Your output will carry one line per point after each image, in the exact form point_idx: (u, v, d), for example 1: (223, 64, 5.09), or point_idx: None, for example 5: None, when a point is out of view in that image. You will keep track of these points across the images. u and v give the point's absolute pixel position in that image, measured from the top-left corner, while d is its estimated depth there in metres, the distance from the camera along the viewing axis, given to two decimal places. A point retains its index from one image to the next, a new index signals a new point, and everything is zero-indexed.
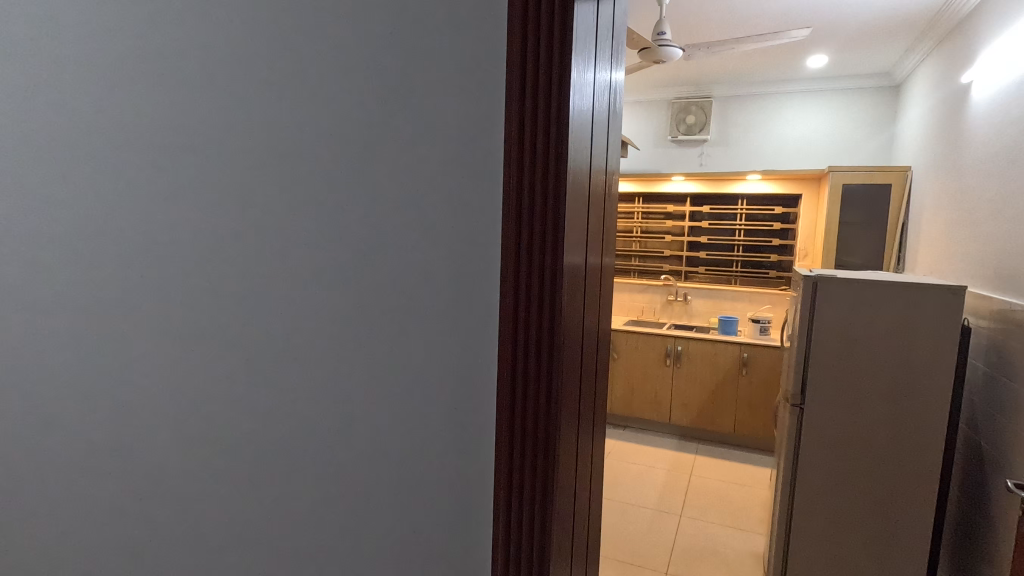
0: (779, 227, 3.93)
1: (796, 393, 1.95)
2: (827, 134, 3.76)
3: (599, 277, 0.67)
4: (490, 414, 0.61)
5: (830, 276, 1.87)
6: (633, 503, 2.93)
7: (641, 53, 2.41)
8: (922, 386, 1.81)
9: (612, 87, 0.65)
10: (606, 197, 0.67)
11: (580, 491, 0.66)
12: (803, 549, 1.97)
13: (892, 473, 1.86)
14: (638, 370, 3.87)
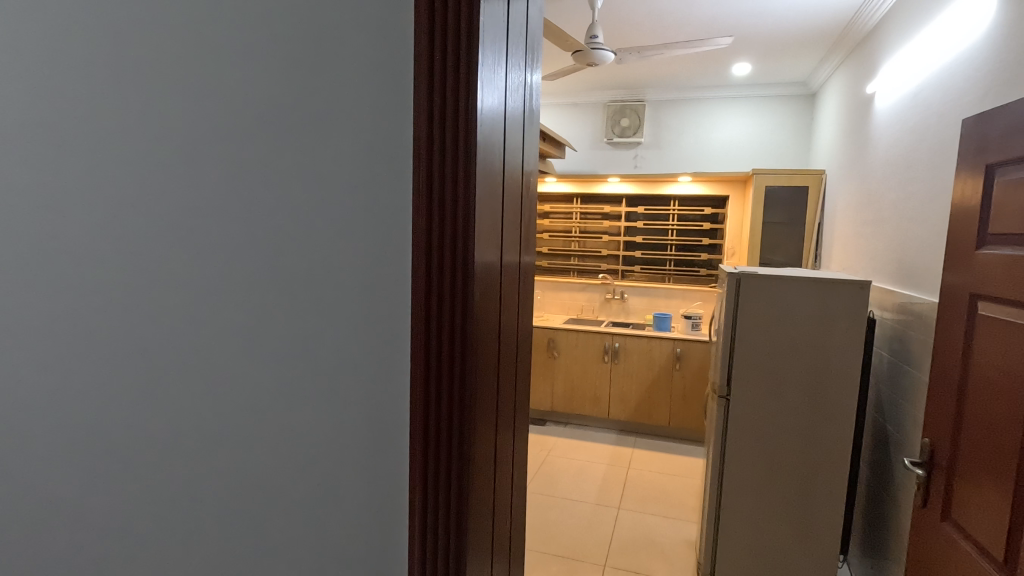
0: (709, 227, 4.09)
1: (722, 384, 2.04)
2: (751, 138, 3.96)
3: (517, 279, 0.66)
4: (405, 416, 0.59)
5: (752, 273, 1.97)
6: (572, 498, 2.97)
7: (575, 56, 2.45)
8: (833, 376, 1.93)
9: (527, 87, 0.65)
10: (523, 195, 0.67)
11: (501, 492, 0.65)
12: (730, 531, 2.07)
13: (808, 456, 1.98)
14: (579, 368, 3.94)
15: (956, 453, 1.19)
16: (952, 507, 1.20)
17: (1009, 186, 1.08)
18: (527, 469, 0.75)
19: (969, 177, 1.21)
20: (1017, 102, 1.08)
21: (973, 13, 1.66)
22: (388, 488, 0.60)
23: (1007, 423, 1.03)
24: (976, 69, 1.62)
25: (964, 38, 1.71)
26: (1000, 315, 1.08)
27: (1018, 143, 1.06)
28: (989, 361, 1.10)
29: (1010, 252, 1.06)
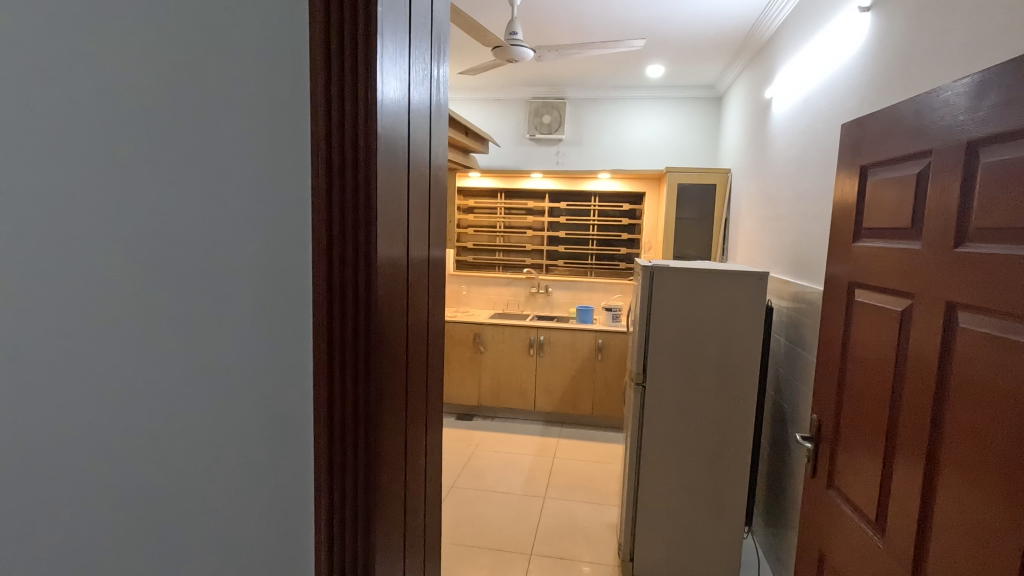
0: (628, 223, 4.25)
1: (639, 372, 2.15)
2: (665, 137, 4.15)
3: (426, 274, 0.66)
4: (308, 414, 0.57)
5: (664, 266, 2.08)
6: (500, 490, 3.00)
7: (495, 51, 2.45)
8: (737, 361, 2.07)
9: (433, 80, 0.64)
10: (432, 189, 0.66)
11: (413, 485, 0.65)
12: (648, 512, 2.18)
13: (716, 436, 2.11)
14: (505, 362, 3.98)
15: (838, 428, 1.32)
16: (836, 475, 1.33)
17: (880, 185, 1.20)
18: (440, 464, 0.75)
19: (848, 177, 1.34)
20: (886, 110, 1.20)
21: (853, 29, 1.83)
22: (292, 490, 0.58)
23: (879, 398, 1.15)
24: (855, 79, 1.79)
25: (846, 50, 1.87)
26: (873, 302, 1.20)
27: (887, 147, 1.18)
28: (865, 343, 1.22)
29: (881, 244, 1.18)
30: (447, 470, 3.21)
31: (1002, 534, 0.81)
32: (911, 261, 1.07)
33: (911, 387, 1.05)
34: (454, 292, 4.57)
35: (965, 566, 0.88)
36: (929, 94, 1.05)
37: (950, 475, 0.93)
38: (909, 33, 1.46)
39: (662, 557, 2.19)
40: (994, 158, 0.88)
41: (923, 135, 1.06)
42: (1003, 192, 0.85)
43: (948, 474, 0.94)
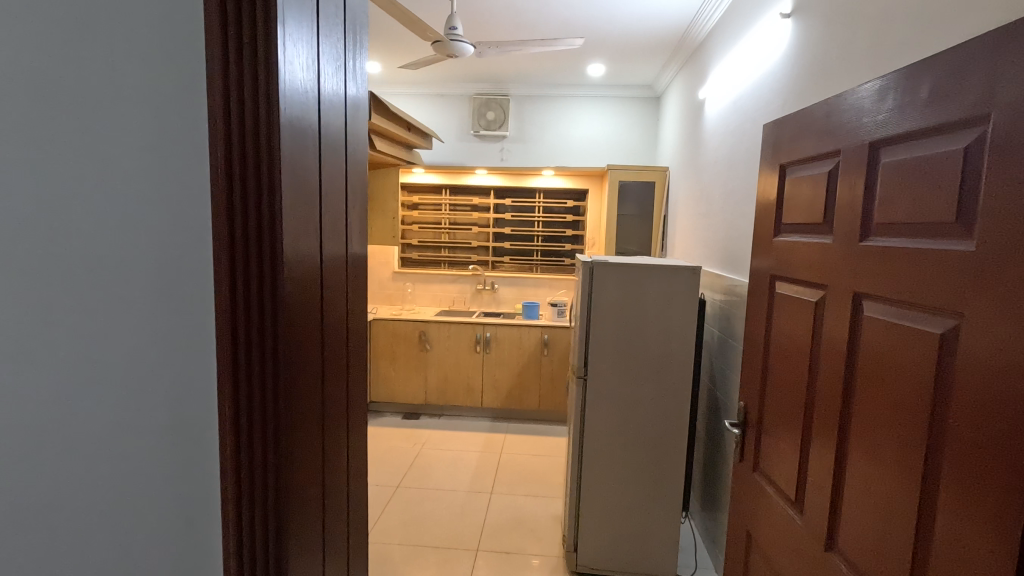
0: (572, 219, 4.32)
1: (579, 366, 2.20)
2: (606, 135, 4.24)
3: (344, 271, 0.64)
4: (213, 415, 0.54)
5: (603, 261, 2.13)
6: (446, 488, 2.99)
7: (434, 45, 2.42)
8: (674, 353, 2.15)
9: (348, 69, 0.62)
10: (351, 183, 0.65)
11: (331, 485, 0.64)
12: (590, 502, 2.22)
13: (654, 426, 2.18)
14: (451, 359, 3.96)
15: (762, 414, 1.39)
16: (760, 459, 1.40)
17: (797, 183, 1.26)
18: (363, 463, 0.74)
19: (769, 176, 1.41)
20: (801, 112, 1.28)
21: (776, 34, 1.92)
22: (194, 498, 0.55)
23: (796, 384, 1.22)
24: (778, 82, 1.88)
25: (771, 54, 1.97)
26: (792, 293, 1.27)
27: (803, 146, 1.24)
28: (784, 333, 1.30)
29: (798, 239, 1.25)
30: (393, 470, 3.17)
31: (902, 507, 0.88)
32: (823, 253, 1.13)
33: (824, 373, 1.12)
34: (398, 290, 4.48)
35: (871, 538, 0.95)
36: (838, 98, 1.12)
37: (858, 453, 1.00)
38: (823, 41, 1.55)
39: (604, 545, 2.23)
40: (894, 157, 0.94)
41: (834, 135, 1.12)
42: (901, 187, 0.92)
43: (855, 454, 1.01)
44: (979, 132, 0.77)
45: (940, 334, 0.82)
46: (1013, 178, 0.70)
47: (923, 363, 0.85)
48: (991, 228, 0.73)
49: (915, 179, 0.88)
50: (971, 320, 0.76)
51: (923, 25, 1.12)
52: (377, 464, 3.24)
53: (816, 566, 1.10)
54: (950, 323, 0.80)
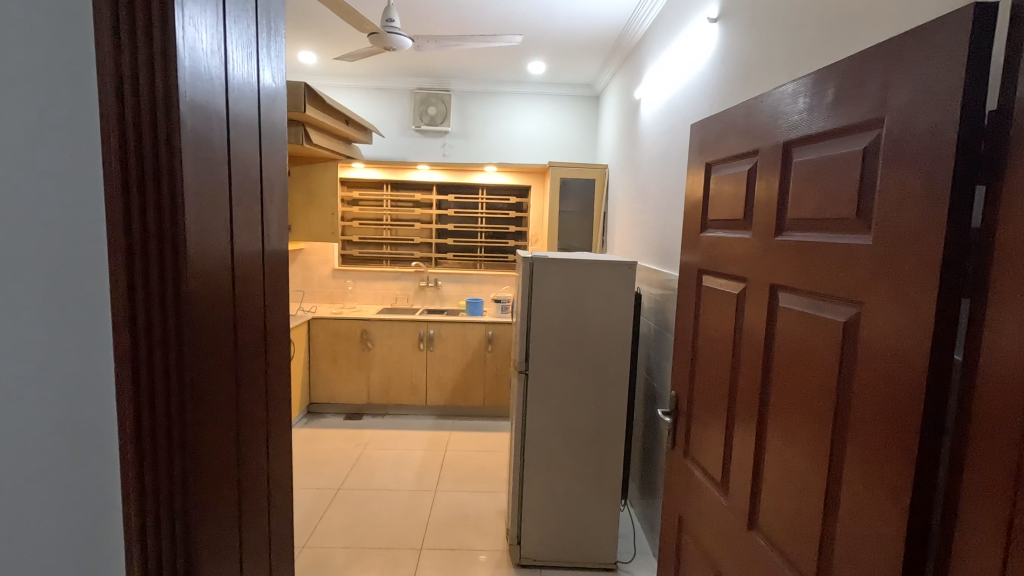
0: (515, 215, 4.35)
1: (521, 361, 2.21)
2: (547, 133, 4.30)
3: (260, 267, 0.62)
4: (111, 424, 0.51)
5: (542, 257, 2.15)
6: (390, 488, 2.94)
7: (370, 37, 2.36)
8: (612, 346, 2.21)
9: (260, 59, 0.61)
10: (267, 177, 0.63)
11: (248, 487, 0.62)
12: (532, 495, 2.25)
13: (594, 418, 2.23)
14: (394, 358, 3.90)
15: (691, 402, 1.45)
16: (690, 445, 1.46)
17: (721, 180, 1.32)
18: (282, 467, 0.71)
19: (696, 174, 1.47)
20: (724, 113, 1.34)
21: (704, 38, 2.01)
22: (86, 514, 0.51)
23: (720, 373, 1.29)
24: (706, 85, 1.96)
25: (699, 57, 2.05)
26: (717, 286, 1.33)
27: (726, 145, 1.31)
28: (710, 325, 1.36)
29: (722, 234, 1.31)
30: (334, 473, 3.09)
31: (812, 485, 0.94)
32: (744, 248, 1.19)
33: (745, 361, 1.18)
34: (339, 288, 4.36)
35: (786, 515, 1.01)
36: (756, 100, 1.18)
37: (774, 436, 1.06)
38: (745, 47, 1.63)
39: (547, 536, 2.27)
40: (804, 156, 1.00)
41: (753, 136, 1.18)
42: (809, 185, 0.98)
43: (772, 437, 1.07)
44: (875, 134, 0.83)
45: (843, 321, 0.88)
46: (903, 177, 0.76)
47: (829, 350, 0.91)
48: (884, 223, 0.79)
49: (821, 177, 0.94)
50: (868, 309, 0.82)
51: (831, 36, 1.20)
52: (317, 467, 3.15)
53: (739, 544, 1.17)
54: (851, 312, 0.87)
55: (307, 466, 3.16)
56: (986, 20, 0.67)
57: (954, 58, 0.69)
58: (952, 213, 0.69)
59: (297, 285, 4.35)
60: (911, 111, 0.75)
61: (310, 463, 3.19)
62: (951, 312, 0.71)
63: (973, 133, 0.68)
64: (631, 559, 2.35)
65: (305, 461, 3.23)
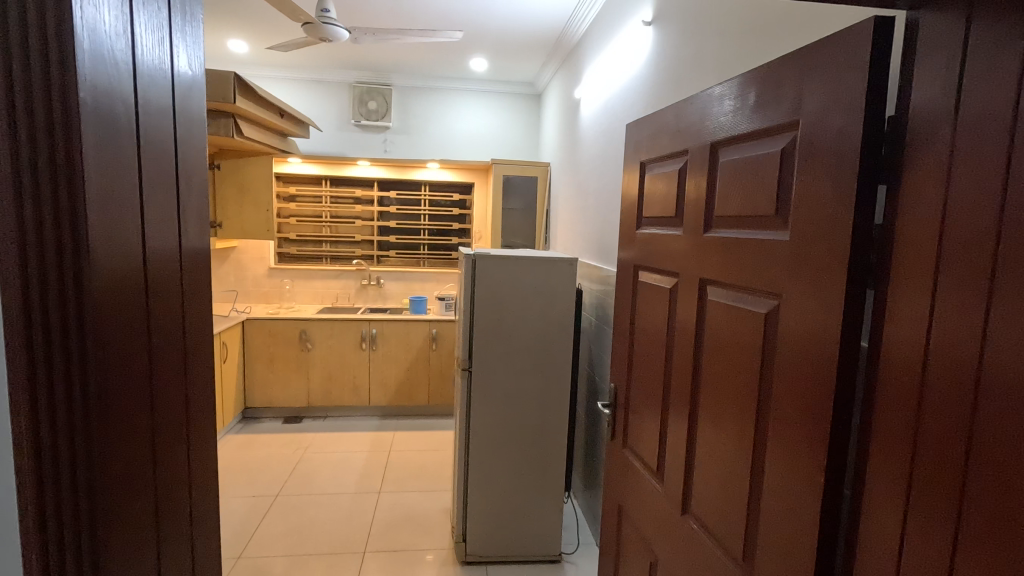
0: (458, 213, 4.32)
1: (464, 358, 2.21)
2: (490, 131, 4.31)
3: (178, 265, 0.59)
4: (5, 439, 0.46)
5: (484, 254, 2.15)
6: (332, 492, 2.86)
7: (304, 27, 2.28)
8: (555, 341, 2.24)
9: (174, 45, 0.57)
10: (185, 170, 0.60)
11: (166, 497, 0.58)
12: (477, 492, 2.25)
13: (537, 412, 2.26)
14: (335, 358, 3.80)
15: (628, 393, 1.49)
16: (628, 436, 1.50)
17: (655, 179, 1.37)
18: (205, 475, 0.68)
19: (632, 173, 1.51)
20: (656, 114, 1.38)
21: (639, 41, 2.07)
22: None
23: (655, 365, 1.33)
24: (641, 86, 2.02)
25: (634, 60, 2.12)
26: (652, 281, 1.38)
27: (659, 145, 1.35)
28: (645, 318, 1.40)
29: (656, 231, 1.36)
30: (272, 479, 2.98)
31: (739, 469, 0.99)
32: (676, 244, 1.24)
33: (679, 353, 1.22)
34: (276, 287, 4.18)
35: (715, 499, 1.06)
36: (686, 102, 1.23)
37: (704, 424, 1.11)
38: (677, 50, 1.69)
39: (491, 533, 2.28)
40: (729, 156, 1.05)
41: (683, 136, 1.23)
42: (734, 184, 1.02)
43: (703, 425, 1.12)
44: (791, 136, 0.89)
45: (764, 313, 0.93)
46: (815, 177, 0.82)
47: (753, 340, 0.96)
48: (799, 220, 0.85)
49: (745, 177, 0.99)
50: (786, 301, 0.88)
51: (753, 43, 1.27)
52: (253, 473, 3.03)
53: (673, 528, 1.22)
54: (771, 304, 0.92)
55: (242, 473, 3.02)
56: (885, 32, 0.73)
57: (859, 66, 0.74)
58: (858, 209, 0.74)
59: (230, 285, 4.15)
60: (823, 116, 0.80)
61: (245, 471, 3.05)
62: (858, 302, 0.76)
63: (874, 136, 0.73)
64: (574, 550, 2.41)
65: (240, 467, 3.09)
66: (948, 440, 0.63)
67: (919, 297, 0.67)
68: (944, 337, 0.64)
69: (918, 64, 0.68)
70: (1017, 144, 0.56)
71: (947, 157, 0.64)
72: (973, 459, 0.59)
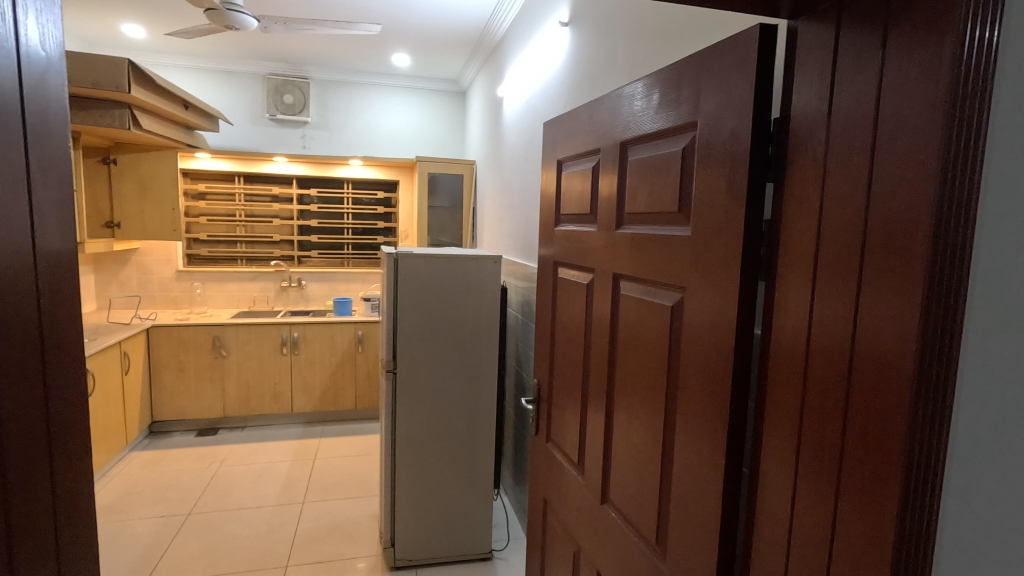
0: (383, 211, 4.22)
1: (388, 360, 2.15)
2: (414, 128, 4.24)
3: (31, 271, 0.53)
4: None
5: (406, 252, 2.11)
6: (251, 506, 2.71)
7: (207, 13, 2.14)
8: (481, 338, 2.23)
9: (20, 20, 0.51)
10: (39, 161, 0.54)
11: (20, 531, 0.52)
12: (405, 496, 2.21)
13: (464, 411, 2.25)
14: (253, 364, 3.60)
15: (551, 389, 1.52)
16: (552, 431, 1.52)
17: (571, 176, 1.39)
18: (75, 504, 0.61)
19: (549, 171, 1.53)
20: (571, 113, 1.41)
21: (556, 42, 2.10)
22: None
23: (575, 360, 1.36)
24: (560, 86, 2.06)
25: (553, 59, 2.15)
26: (570, 277, 1.40)
27: (574, 143, 1.37)
28: (565, 314, 1.42)
29: (573, 228, 1.38)
30: (183, 497, 2.78)
31: (651, 457, 1.03)
32: (592, 240, 1.26)
33: (596, 347, 1.25)
34: (185, 292, 3.90)
35: (632, 487, 1.10)
36: (598, 102, 1.26)
37: (620, 415, 1.14)
38: (592, 52, 1.74)
39: (421, 536, 2.25)
40: (637, 155, 1.09)
41: (595, 135, 1.26)
42: (642, 182, 1.06)
43: (618, 416, 1.15)
44: (691, 136, 0.93)
45: (670, 306, 0.97)
46: (711, 176, 0.86)
47: (661, 332, 1.00)
48: (699, 216, 0.89)
49: (651, 175, 1.03)
50: (689, 295, 0.92)
51: (659, 48, 1.32)
52: (162, 492, 2.81)
53: (594, 517, 1.25)
54: (676, 297, 0.96)
55: (150, 493, 2.80)
56: (770, 39, 0.77)
57: (747, 70, 0.78)
58: (749, 205, 0.79)
59: (131, 290, 3.82)
60: (717, 118, 0.85)
61: (154, 490, 2.83)
62: (751, 291, 0.81)
63: (761, 137, 0.78)
64: (504, 546, 2.42)
65: (147, 487, 2.86)
66: (828, 419, 0.68)
67: (802, 288, 0.72)
68: (823, 321, 0.69)
69: (798, 68, 0.73)
70: (878, 143, 0.61)
71: (822, 156, 0.69)
72: (848, 436, 0.65)
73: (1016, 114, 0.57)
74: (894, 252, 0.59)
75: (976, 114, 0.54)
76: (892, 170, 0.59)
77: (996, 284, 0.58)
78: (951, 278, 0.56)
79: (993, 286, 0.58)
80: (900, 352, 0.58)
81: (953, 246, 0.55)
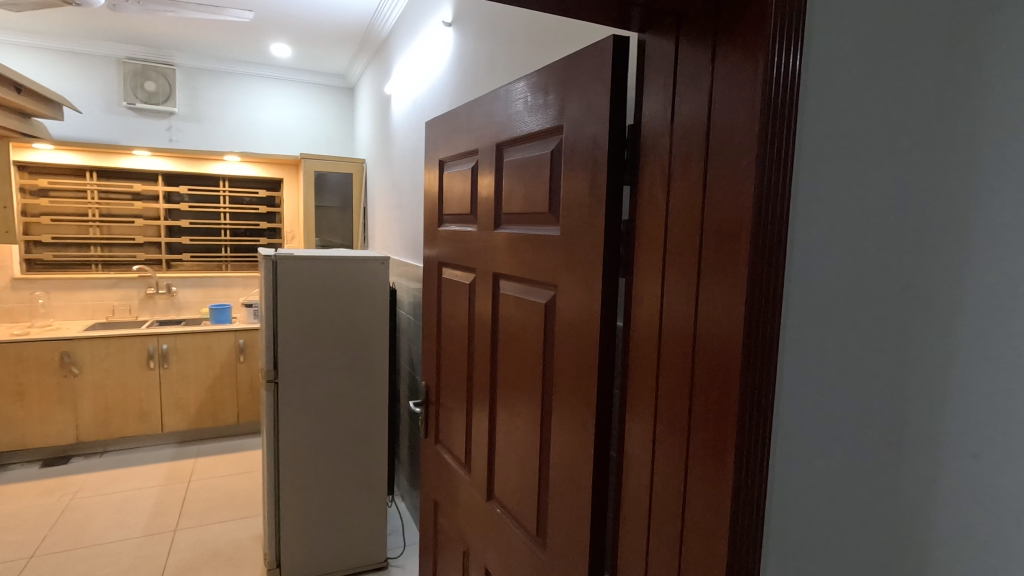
0: (265, 211, 3.96)
1: (269, 369, 2.03)
2: (298, 123, 4.02)
3: None
4: None
5: (287, 254, 2.00)
6: (112, 540, 2.42)
7: None
8: (371, 342, 2.17)
9: None
10: None
11: None
12: (292, 511, 2.09)
13: (355, 418, 2.17)
14: (113, 382, 3.22)
15: (439, 390, 1.51)
16: (441, 434, 1.51)
17: (452, 176, 1.39)
18: None
19: (432, 171, 1.52)
20: (451, 113, 1.41)
21: (440, 42, 2.09)
22: None
23: (460, 359, 1.36)
24: (444, 85, 2.06)
25: (437, 59, 2.13)
26: (454, 276, 1.40)
27: (454, 143, 1.37)
28: (450, 313, 1.42)
29: (456, 228, 1.38)
30: (25, 537, 2.42)
31: (531, 451, 1.05)
32: (473, 241, 1.27)
33: (479, 346, 1.26)
34: (25, 302, 3.39)
35: (514, 481, 1.12)
36: (477, 103, 1.27)
37: (502, 410, 1.16)
38: (474, 55, 1.75)
39: (312, 552, 2.14)
40: (513, 157, 1.11)
41: (474, 136, 1.27)
42: (516, 184, 1.08)
43: (501, 411, 1.17)
44: (557, 140, 0.97)
45: (543, 303, 1.00)
46: (576, 178, 0.90)
47: (536, 328, 1.03)
48: (567, 218, 0.92)
49: (525, 176, 1.05)
50: (560, 291, 0.95)
51: (534, 54, 1.36)
52: None
53: (481, 514, 1.25)
54: (549, 294, 1.00)
55: None
56: (623, 50, 0.82)
57: (603, 79, 0.83)
58: (608, 206, 0.83)
59: None
60: (579, 124, 0.89)
61: None
62: (613, 288, 0.86)
63: (618, 142, 0.83)
64: (400, 553, 2.37)
65: None
66: (678, 404, 0.73)
67: (654, 283, 0.78)
68: (672, 314, 0.74)
69: (646, 78, 0.79)
70: (710, 150, 0.67)
71: (668, 160, 0.75)
72: (694, 418, 0.70)
73: (819, 126, 0.66)
74: (724, 249, 0.65)
75: (781, 126, 0.61)
76: (721, 174, 0.65)
77: (806, 275, 0.67)
78: (768, 272, 0.63)
79: (804, 277, 0.67)
80: (732, 340, 0.64)
81: (769, 243, 0.62)
